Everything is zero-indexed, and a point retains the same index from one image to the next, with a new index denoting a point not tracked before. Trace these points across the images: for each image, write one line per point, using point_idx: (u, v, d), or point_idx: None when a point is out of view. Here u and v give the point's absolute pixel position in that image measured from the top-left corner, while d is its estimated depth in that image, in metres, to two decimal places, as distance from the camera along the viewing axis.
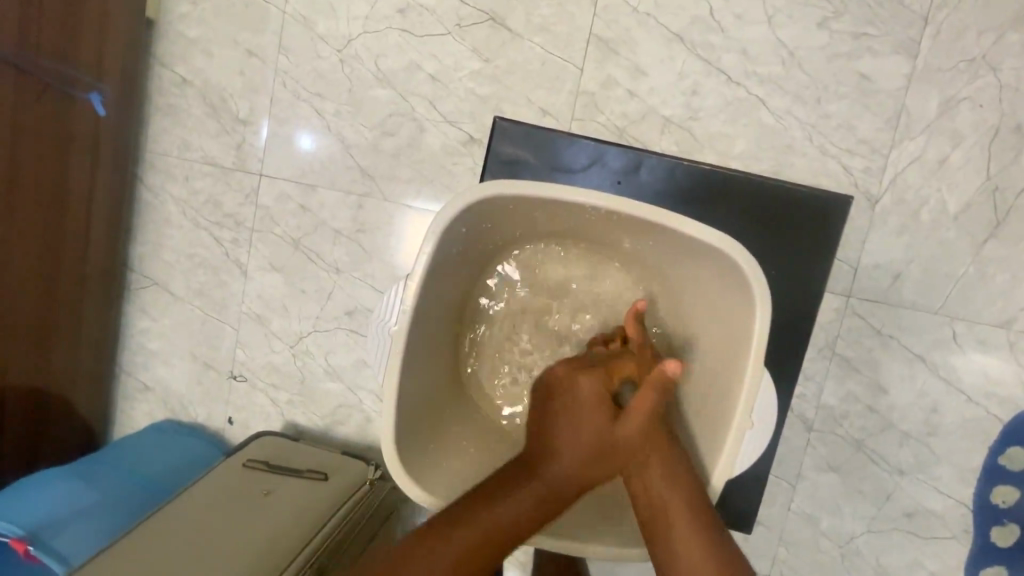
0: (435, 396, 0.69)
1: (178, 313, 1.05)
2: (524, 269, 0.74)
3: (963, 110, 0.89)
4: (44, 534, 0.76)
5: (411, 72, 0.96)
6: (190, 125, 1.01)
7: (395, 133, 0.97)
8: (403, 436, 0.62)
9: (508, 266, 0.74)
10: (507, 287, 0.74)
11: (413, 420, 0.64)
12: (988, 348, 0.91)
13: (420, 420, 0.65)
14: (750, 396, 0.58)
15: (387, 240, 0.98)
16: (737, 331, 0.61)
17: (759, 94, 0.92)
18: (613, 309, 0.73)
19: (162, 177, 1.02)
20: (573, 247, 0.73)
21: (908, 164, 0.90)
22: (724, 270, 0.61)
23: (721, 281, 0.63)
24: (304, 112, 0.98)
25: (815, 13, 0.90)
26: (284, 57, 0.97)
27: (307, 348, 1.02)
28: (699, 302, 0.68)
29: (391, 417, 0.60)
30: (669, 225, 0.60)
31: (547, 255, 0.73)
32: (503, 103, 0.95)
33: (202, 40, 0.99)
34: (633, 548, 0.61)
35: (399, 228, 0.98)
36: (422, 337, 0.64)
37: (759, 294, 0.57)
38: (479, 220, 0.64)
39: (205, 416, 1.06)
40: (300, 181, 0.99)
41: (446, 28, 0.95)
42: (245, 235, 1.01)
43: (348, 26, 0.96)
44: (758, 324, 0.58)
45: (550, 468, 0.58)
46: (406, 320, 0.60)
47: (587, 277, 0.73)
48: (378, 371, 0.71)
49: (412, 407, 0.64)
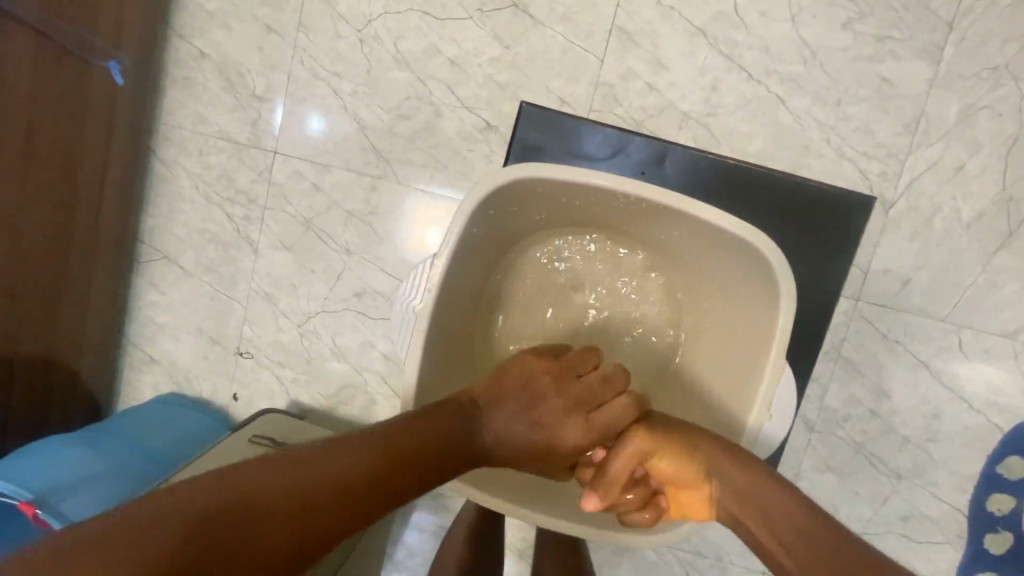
0: (450, 372, 0.69)
1: (185, 288, 1.05)
2: (545, 255, 0.75)
3: (982, 118, 0.89)
4: (51, 498, 0.77)
5: (430, 55, 0.95)
6: (204, 99, 1.00)
7: (411, 117, 0.96)
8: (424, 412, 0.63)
9: (527, 254, 0.75)
10: (526, 273, 0.75)
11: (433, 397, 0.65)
12: (993, 357, 0.91)
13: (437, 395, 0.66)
14: (768, 393, 0.61)
15: (398, 225, 0.98)
16: (757, 323, 0.64)
17: (778, 92, 0.91)
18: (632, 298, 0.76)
19: (175, 150, 1.02)
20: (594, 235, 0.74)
21: (923, 171, 0.90)
22: (749, 266, 0.62)
23: (743, 277, 0.65)
24: (320, 91, 0.98)
25: (840, 13, 0.90)
26: (303, 35, 0.97)
27: (314, 328, 1.02)
28: (721, 296, 0.69)
29: (411, 393, 0.61)
30: (695, 218, 0.61)
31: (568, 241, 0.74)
32: (521, 90, 0.94)
33: (221, 13, 0.98)
34: (625, 533, 0.63)
35: (410, 211, 0.98)
36: (445, 317, 0.65)
37: (785, 287, 0.59)
38: (506, 203, 0.64)
39: (210, 392, 1.06)
40: (314, 160, 0.99)
41: (468, 12, 0.94)
42: (258, 213, 1.01)
43: (370, 6, 0.96)
44: (782, 318, 0.59)
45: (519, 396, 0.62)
46: (430, 300, 0.61)
47: (608, 264, 0.75)
48: (402, 349, 0.70)
49: (434, 381, 0.65)
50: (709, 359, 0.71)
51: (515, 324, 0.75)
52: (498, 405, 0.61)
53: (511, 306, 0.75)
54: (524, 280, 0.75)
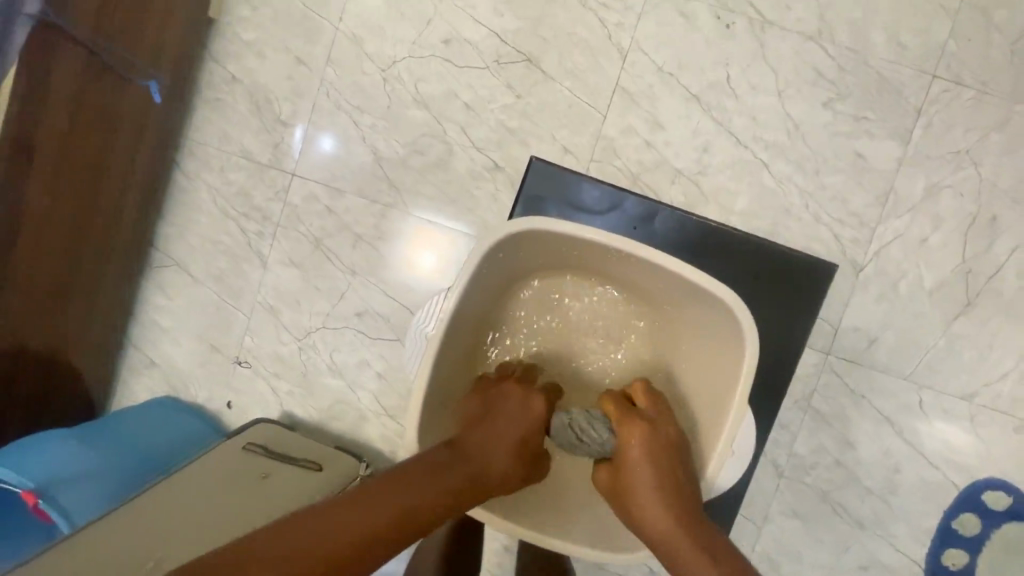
0: (453, 396, 0.74)
1: (193, 296, 1.09)
2: (543, 293, 0.79)
3: (946, 197, 0.98)
4: (52, 489, 0.80)
5: (447, 98, 1.03)
6: (232, 120, 1.06)
7: (425, 152, 1.03)
8: (426, 431, 0.69)
9: (528, 291, 0.79)
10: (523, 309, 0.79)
11: (438, 416, 0.71)
12: (951, 417, 0.98)
13: (441, 415, 0.72)
14: (737, 418, 0.66)
15: (395, 246, 1.04)
16: (726, 369, 0.70)
17: (763, 158, 1.00)
18: (619, 339, 0.80)
19: (198, 165, 1.07)
20: (589, 279, 0.79)
21: (892, 240, 0.98)
22: (725, 318, 0.68)
23: (716, 328, 0.71)
24: (342, 121, 1.05)
25: (822, 93, 0.99)
26: (331, 69, 1.04)
27: (314, 343, 1.06)
28: (700, 342, 0.74)
29: (417, 412, 0.67)
30: (680, 272, 0.67)
31: (564, 282, 0.79)
32: (530, 137, 1.02)
33: (256, 43, 1.06)
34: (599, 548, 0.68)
35: (410, 235, 1.04)
36: (453, 344, 0.71)
37: (751, 339, 0.65)
38: (515, 247, 0.70)
39: (205, 397, 1.09)
40: (329, 184, 1.05)
41: (485, 62, 1.02)
42: (270, 229, 1.06)
43: (395, 49, 1.04)
44: (746, 367, 0.66)
45: (496, 428, 0.66)
46: (441, 327, 0.67)
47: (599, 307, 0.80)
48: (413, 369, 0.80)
49: (435, 402, 0.70)
50: (684, 399, 0.75)
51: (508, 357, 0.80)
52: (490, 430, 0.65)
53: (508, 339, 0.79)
54: (520, 315, 0.79)
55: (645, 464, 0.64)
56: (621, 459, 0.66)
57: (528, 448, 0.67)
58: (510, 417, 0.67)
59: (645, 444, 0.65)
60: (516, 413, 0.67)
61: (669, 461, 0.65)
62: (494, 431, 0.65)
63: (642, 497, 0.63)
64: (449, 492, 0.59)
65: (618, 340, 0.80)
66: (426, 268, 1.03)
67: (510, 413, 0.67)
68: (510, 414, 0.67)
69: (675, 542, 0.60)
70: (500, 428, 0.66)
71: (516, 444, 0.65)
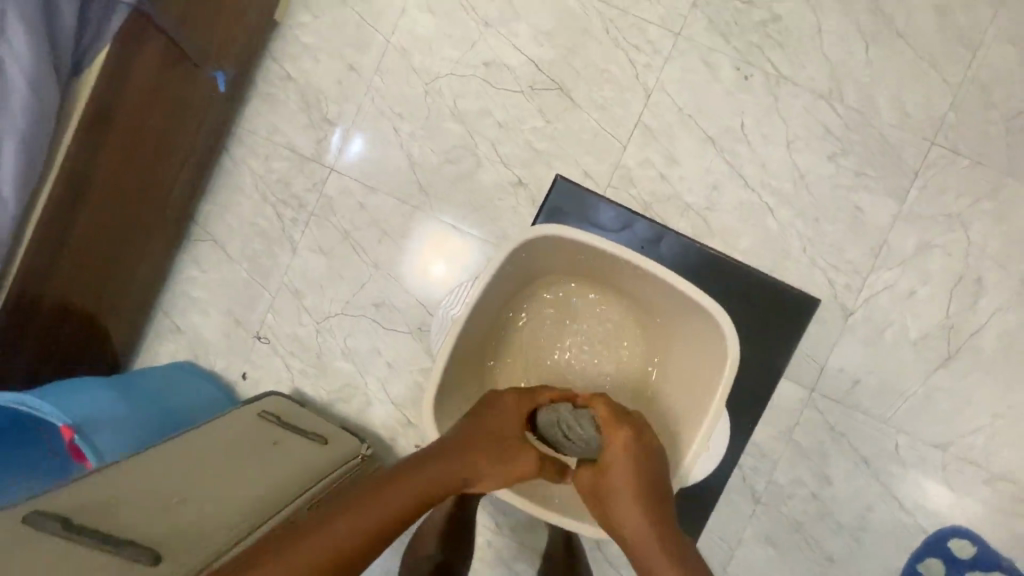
0: (466, 379, 0.81)
1: (225, 271, 1.16)
2: (554, 296, 0.86)
3: (935, 255, 1.04)
4: (88, 428, 0.86)
5: (482, 115, 1.11)
6: (283, 114, 1.15)
7: (456, 162, 1.11)
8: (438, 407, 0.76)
9: (542, 293, 0.86)
10: (535, 309, 0.87)
11: (450, 395, 0.78)
12: (924, 464, 1.03)
13: (454, 395, 0.79)
14: (713, 420, 0.72)
15: (410, 249, 1.11)
16: (708, 378, 0.76)
17: (768, 201, 1.07)
18: (619, 345, 0.87)
19: (246, 151, 1.16)
20: (598, 288, 0.86)
21: (881, 290, 1.05)
22: (709, 331, 0.75)
23: (706, 341, 0.77)
24: (383, 126, 1.13)
25: (827, 147, 1.07)
26: (379, 78, 1.14)
27: (331, 327, 1.13)
28: (689, 350, 0.81)
29: (433, 388, 0.73)
30: (674, 284, 0.74)
31: (575, 288, 0.86)
32: (554, 159, 1.10)
33: (314, 47, 1.15)
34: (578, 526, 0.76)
35: (427, 240, 1.11)
36: (472, 331, 0.78)
37: (732, 353, 0.71)
38: (536, 249, 0.78)
39: (223, 367, 1.15)
40: (364, 181, 1.13)
41: (520, 87, 1.11)
42: (304, 218, 1.14)
43: (439, 66, 1.13)
44: (725, 378, 0.72)
45: (486, 429, 0.71)
46: (465, 314, 0.74)
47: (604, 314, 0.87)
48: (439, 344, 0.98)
49: (450, 381, 0.77)
50: (670, 404, 0.82)
51: (514, 353, 0.87)
52: (480, 432, 0.70)
53: (518, 334, 0.87)
54: (531, 314, 0.87)
55: (627, 468, 0.69)
56: (607, 461, 0.71)
57: (514, 447, 0.71)
58: (498, 418, 0.72)
59: (627, 449, 0.70)
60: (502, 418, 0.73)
61: (649, 469, 0.70)
62: (484, 431, 0.71)
63: (621, 499, 0.68)
64: (434, 488, 0.65)
65: (618, 346, 0.87)
66: (435, 274, 1.11)
67: (498, 415, 0.73)
68: (496, 417, 0.72)
69: (647, 543, 0.65)
70: (488, 430, 0.71)
71: (503, 444, 0.71)
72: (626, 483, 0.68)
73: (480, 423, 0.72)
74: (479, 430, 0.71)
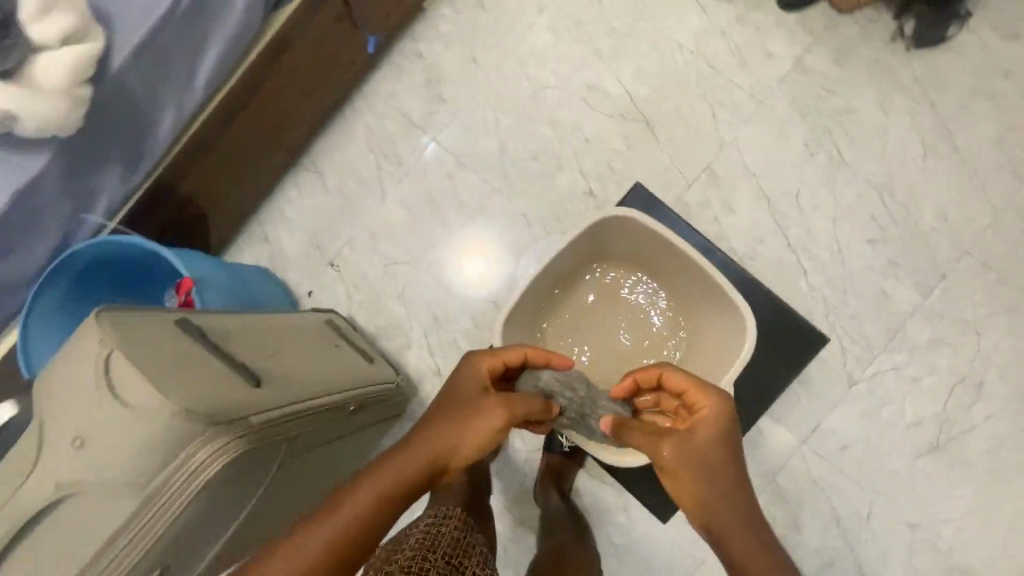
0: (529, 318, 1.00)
1: (319, 201, 1.33)
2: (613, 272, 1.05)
3: (944, 352, 1.14)
4: (201, 284, 0.98)
5: (574, 128, 1.27)
6: (406, 84, 1.33)
7: (541, 162, 1.27)
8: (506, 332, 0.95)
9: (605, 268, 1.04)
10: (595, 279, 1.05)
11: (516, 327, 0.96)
12: (890, 537, 1.11)
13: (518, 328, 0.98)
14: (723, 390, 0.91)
15: (451, 248, 1.28)
16: (724, 360, 0.94)
17: (804, 265, 1.19)
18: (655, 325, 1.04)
19: (366, 107, 1.34)
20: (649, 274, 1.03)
21: (888, 370, 1.15)
22: (731, 319, 0.94)
23: (728, 332, 0.95)
24: (488, 116, 1.30)
25: (869, 233, 1.18)
26: (496, 76, 1.31)
27: (396, 272, 1.28)
28: (712, 336, 0.98)
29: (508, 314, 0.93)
30: (716, 281, 0.92)
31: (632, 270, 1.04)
32: (625, 180, 1.25)
33: (448, 36, 1.33)
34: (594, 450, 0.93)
35: (465, 244, 1.27)
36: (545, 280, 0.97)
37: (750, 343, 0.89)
38: (612, 229, 0.96)
39: (294, 281, 1.31)
40: (458, 157, 1.30)
41: (613, 113, 1.27)
42: (400, 174, 1.31)
43: (549, 79, 1.29)
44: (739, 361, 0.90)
45: (461, 393, 0.76)
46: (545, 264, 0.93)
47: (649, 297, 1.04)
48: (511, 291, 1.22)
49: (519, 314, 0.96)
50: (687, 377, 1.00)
51: (567, 313, 1.05)
52: (456, 396, 0.75)
53: (577, 295, 1.05)
54: (591, 282, 1.05)
55: (718, 433, 0.70)
56: (700, 424, 0.71)
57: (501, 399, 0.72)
58: (468, 384, 0.77)
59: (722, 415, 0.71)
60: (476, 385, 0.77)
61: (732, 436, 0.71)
62: (460, 395, 0.75)
63: (718, 462, 0.68)
64: (427, 442, 0.68)
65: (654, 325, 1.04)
66: (470, 272, 1.26)
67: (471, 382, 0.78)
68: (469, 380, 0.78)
69: (738, 503, 0.67)
70: (462, 392, 0.76)
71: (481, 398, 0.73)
72: (716, 447, 0.69)
73: (456, 392, 0.76)
74: (457, 397, 0.75)
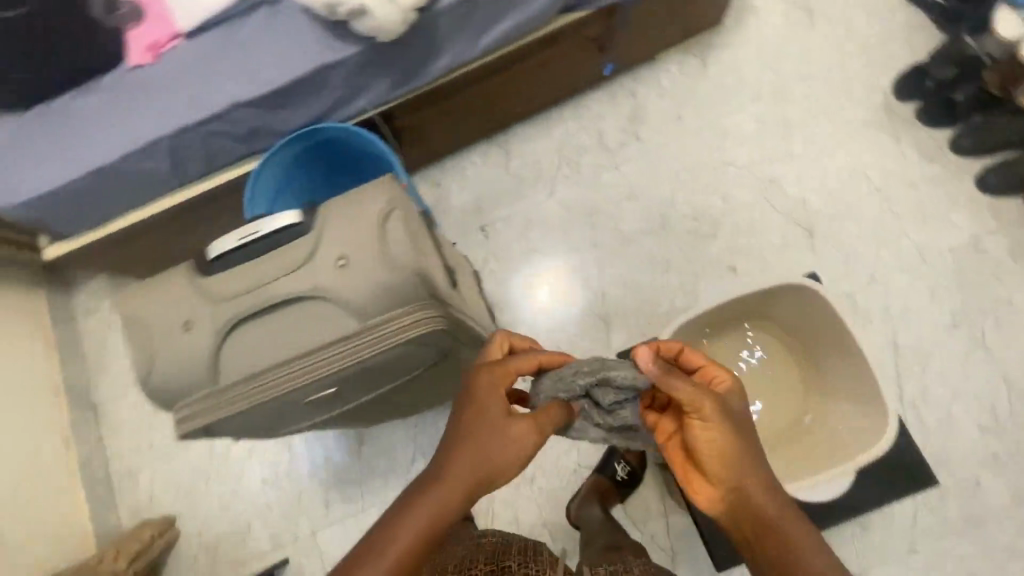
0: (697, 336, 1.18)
1: (495, 172, 1.46)
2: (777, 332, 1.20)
3: (1012, 561, 1.13)
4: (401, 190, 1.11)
5: (743, 209, 1.36)
6: (613, 110, 1.46)
7: (702, 224, 1.36)
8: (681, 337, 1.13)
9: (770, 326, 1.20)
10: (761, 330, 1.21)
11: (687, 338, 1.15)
12: None
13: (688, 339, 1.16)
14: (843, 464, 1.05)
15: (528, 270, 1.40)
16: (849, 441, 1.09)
17: (909, 421, 1.21)
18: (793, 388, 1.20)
19: (570, 113, 1.47)
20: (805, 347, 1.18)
21: (952, 554, 1.14)
22: (872, 405, 1.06)
23: (860, 422, 1.08)
24: (672, 166, 1.41)
25: (985, 420, 1.19)
26: (693, 136, 1.42)
27: (534, 259, 1.40)
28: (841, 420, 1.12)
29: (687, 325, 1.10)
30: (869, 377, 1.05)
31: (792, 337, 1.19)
32: (769, 271, 1.33)
33: (666, 87, 1.46)
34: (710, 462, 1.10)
35: (538, 271, 1.40)
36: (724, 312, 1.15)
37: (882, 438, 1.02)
38: (792, 298, 1.11)
39: (444, 228, 1.45)
40: (630, 189, 1.41)
41: (784, 210, 1.35)
42: (574, 181, 1.43)
43: (739, 158, 1.39)
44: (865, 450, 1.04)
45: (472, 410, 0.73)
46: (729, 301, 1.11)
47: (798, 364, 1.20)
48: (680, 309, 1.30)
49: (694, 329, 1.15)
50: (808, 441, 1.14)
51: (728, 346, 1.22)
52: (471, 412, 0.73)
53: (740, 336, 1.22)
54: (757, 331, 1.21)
55: (719, 421, 0.72)
56: (702, 414, 0.72)
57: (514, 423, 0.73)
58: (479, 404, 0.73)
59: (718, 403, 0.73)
60: (489, 401, 0.74)
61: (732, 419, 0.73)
62: (472, 414, 0.73)
63: (724, 453, 0.71)
64: (452, 474, 0.69)
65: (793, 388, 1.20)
66: (535, 294, 1.38)
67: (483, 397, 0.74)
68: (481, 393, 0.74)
69: (749, 483, 0.71)
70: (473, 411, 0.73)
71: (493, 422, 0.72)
72: (720, 428, 0.72)
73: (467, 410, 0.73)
74: (468, 417, 0.73)
